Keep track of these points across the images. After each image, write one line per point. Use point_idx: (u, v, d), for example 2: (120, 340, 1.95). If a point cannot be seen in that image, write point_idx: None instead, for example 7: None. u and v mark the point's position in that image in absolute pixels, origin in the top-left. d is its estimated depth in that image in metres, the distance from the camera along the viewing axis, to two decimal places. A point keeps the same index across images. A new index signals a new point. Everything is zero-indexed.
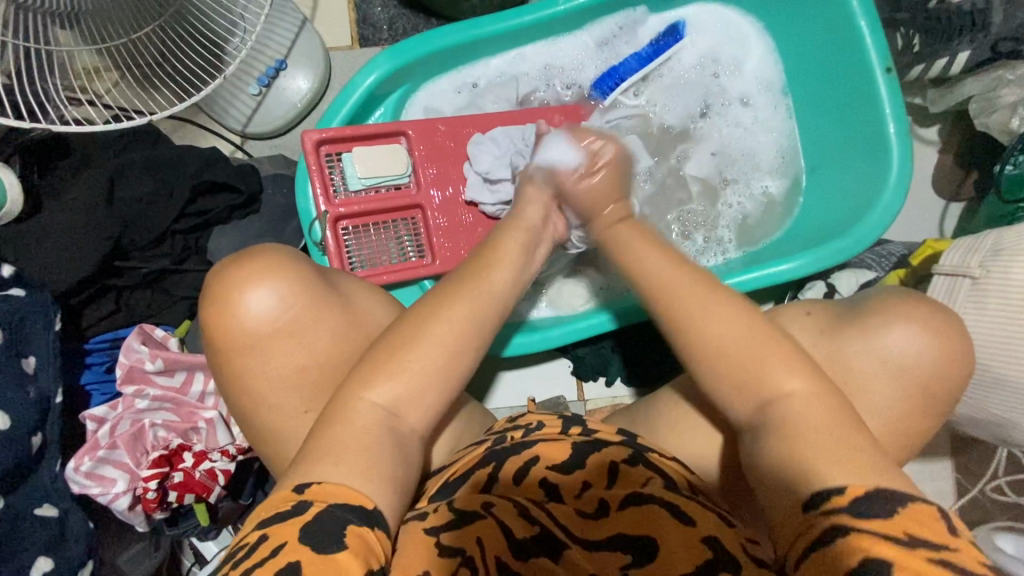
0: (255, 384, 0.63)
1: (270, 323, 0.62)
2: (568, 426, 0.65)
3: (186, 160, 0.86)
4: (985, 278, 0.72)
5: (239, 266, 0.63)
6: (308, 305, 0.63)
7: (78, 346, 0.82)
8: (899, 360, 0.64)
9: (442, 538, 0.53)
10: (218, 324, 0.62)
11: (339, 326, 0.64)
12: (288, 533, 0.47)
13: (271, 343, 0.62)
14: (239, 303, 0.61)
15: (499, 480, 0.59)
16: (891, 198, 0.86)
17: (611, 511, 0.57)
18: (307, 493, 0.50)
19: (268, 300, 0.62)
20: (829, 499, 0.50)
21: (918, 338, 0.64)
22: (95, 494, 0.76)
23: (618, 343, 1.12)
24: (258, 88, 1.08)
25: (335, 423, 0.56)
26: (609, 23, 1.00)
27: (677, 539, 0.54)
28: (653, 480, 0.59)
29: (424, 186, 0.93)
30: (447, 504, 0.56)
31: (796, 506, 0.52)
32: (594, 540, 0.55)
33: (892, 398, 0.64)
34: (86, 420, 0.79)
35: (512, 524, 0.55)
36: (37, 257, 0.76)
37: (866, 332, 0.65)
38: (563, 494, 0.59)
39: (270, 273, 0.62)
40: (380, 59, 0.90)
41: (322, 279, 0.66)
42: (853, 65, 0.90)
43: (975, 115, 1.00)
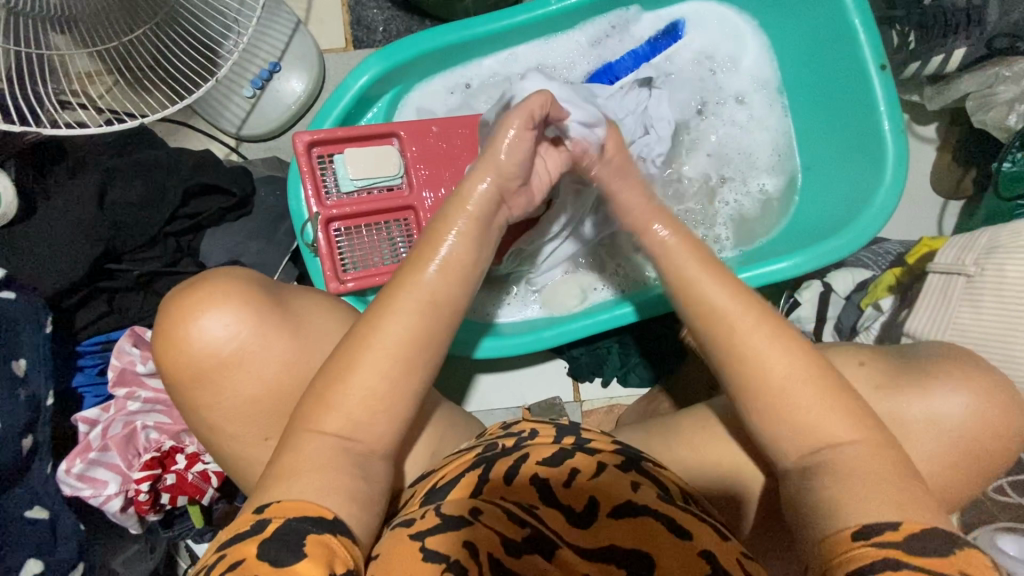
0: (238, 394, 0.62)
1: (217, 350, 0.61)
2: (562, 436, 0.64)
3: (178, 162, 0.86)
4: (980, 276, 0.71)
5: (186, 294, 0.62)
6: (257, 329, 0.61)
7: (70, 349, 0.82)
8: (954, 428, 0.62)
9: (428, 544, 0.53)
10: (168, 355, 0.61)
11: (288, 349, 0.63)
12: (249, 550, 0.47)
13: (221, 373, 0.61)
14: (186, 333, 0.60)
15: (490, 479, 0.60)
16: (886, 196, 0.86)
17: (601, 517, 0.56)
18: (267, 511, 0.50)
19: (216, 327, 0.61)
20: (882, 532, 0.50)
21: (968, 403, 0.62)
22: (87, 497, 0.76)
23: (614, 344, 1.11)
24: (252, 91, 1.08)
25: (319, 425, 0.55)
26: (602, 23, 1.00)
27: (670, 551, 0.53)
28: (643, 486, 0.59)
29: (416, 187, 0.92)
30: (434, 510, 0.56)
31: (841, 534, 0.51)
32: (587, 548, 0.54)
33: (930, 443, 0.62)
34: (79, 422, 0.79)
35: (501, 530, 0.54)
36: (30, 258, 0.76)
37: (924, 392, 0.63)
38: (554, 492, 0.59)
39: (216, 298, 0.61)
40: (371, 60, 0.90)
41: (266, 302, 0.63)
42: (848, 62, 0.89)
43: (972, 112, 0.99)
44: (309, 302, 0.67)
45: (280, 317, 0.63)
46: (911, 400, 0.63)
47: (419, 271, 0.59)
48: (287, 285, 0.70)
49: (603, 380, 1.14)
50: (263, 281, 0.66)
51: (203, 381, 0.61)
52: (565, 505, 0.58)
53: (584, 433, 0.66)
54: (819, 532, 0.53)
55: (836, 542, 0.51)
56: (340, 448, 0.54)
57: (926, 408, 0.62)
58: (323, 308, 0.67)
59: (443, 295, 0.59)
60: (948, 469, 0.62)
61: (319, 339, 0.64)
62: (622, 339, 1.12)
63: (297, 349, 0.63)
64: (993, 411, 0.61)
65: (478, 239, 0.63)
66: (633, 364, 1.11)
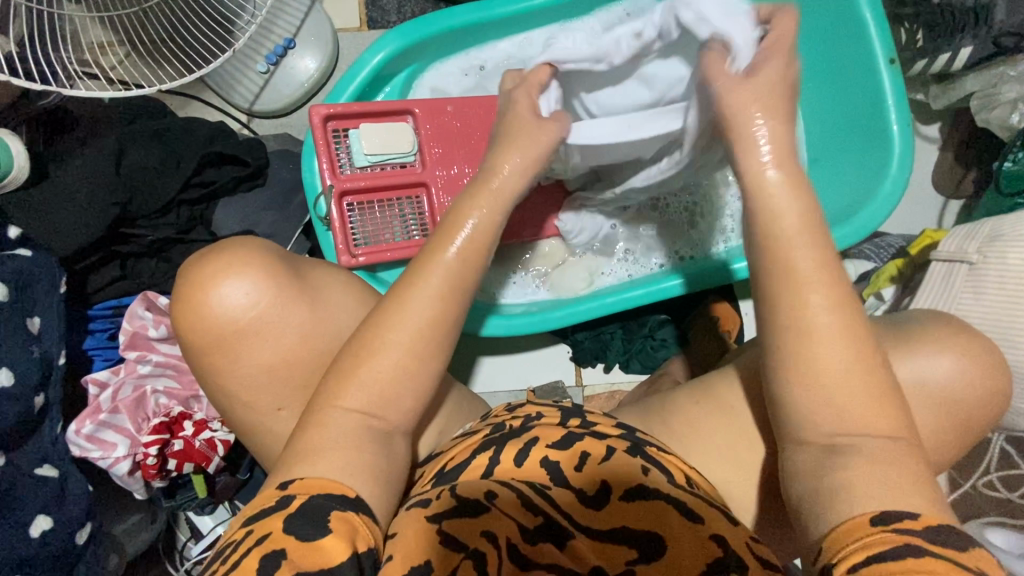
0: (253, 358, 0.62)
1: (236, 318, 0.61)
2: (568, 419, 0.66)
3: (193, 132, 0.87)
4: (983, 263, 0.73)
5: (206, 261, 0.62)
6: (275, 298, 0.62)
7: (82, 312, 0.83)
8: (944, 391, 0.62)
9: (446, 527, 0.52)
10: (186, 322, 0.62)
11: (307, 321, 0.63)
12: (275, 524, 0.48)
13: (239, 340, 0.62)
14: (207, 297, 0.61)
15: (501, 460, 0.61)
16: (890, 188, 0.88)
17: (612, 499, 0.57)
18: (290, 488, 0.51)
19: (234, 294, 0.61)
20: (902, 520, 0.50)
21: (957, 373, 0.62)
22: (95, 458, 0.76)
23: (618, 330, 1.13)
24: (266, 66, 1.08)
25: (339, 387, 0.56)
26: (616, 10, 1.01)
27: (684, 532, 0.54)
28: (652, 470, 0.60)
29: (429, 165, 0.93)
30: (449, 491, 0.56)
31: (857, 521, 0.51)
32: (598, 528, 0.55)
33: (915, 404, 0.61)
34: (89, 384, 0.80)
35: (517, 514, 0.54)
36: (45, 222, 0.76)
37: (914, 356, 0.62)
38: (565, 475, 0.60)
39: (235, 266, 0.61)
40: (389, 37, 0.91)
41: (287, 272, 0.64)
42: (857, 58, 0.91)
43: (977, 110, 1.01)
44: (327, 277, 0.68)
45: (298, 288, 0.64)
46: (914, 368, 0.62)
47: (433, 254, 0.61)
48: (304, 258, 0.70)
49: (605, 365, 1.15)
50: (283, 252, 0.67)
51: (222, 349, 0.62)
52: (577, 488, 0.58)
53: (590, 415, 0.68)
54: (837, 518, 0.53)
55: (852, 530, 0.51)
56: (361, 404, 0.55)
57: (922, 378, 0.62)
58: (337, 281, 0.68)
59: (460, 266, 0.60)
60: (946, 450, 0.64)
61: (338, 312, 0.65)
62: (626, 325, 1.14)
63: (317, 322, 0.64)
64: (993, 394, 0.63)
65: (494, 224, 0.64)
66: (636, 350, 1.13)
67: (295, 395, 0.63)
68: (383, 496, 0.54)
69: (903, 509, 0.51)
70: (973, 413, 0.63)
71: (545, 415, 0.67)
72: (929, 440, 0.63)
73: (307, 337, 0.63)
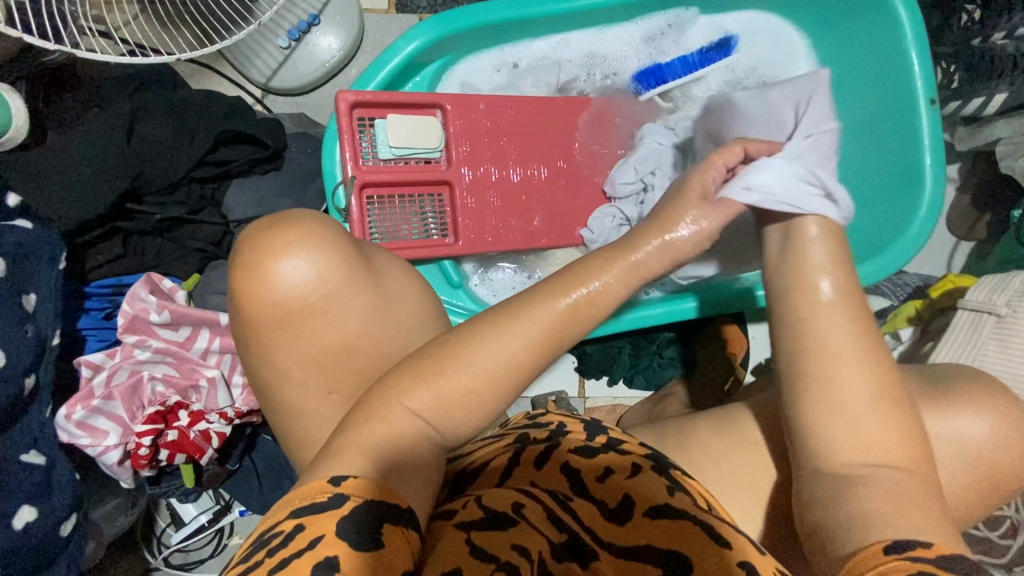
0: (271, 361, 0.59)
1: (305, 293, 0.57)
2: (595, 435, 0.63)
3: (210, 107, 0.82)
4: (1011, 317, 0.73)
5: (276, 229, 0.58)
6: (346, 280, 0.58)
7: (78, 288, 0.78)
8: (972, 444, 0.61)
9: (474, 535, 0.49)
10: (249, 294, 0.57)
11: (369, 307, 0.60)
12: (328, 525, 0.44)
13: (305, 318, 0.58)
14: (274, 270, 0.56)
15: (520, 462, 0.60)
16: (919, 227, 0.87)
17: (636, 516, 0.54)
18: (342, 485, 0.46)
19: (301, 270, 0.57)
20: (912, 549, 0.49)
21: (993, 435, 0.61)
22: (84, 445, 0.73)
23: (626, 344, 1.11)
24: (287, 42, 1.03)
25: (386, 394, 0.53)
26: (658, 20, 0.98)
27: (712, 554, 0.50)
28: (679, 493, 0.56)
29: (455, 163, 0.89)
30: (477, 502, 0.54)
31: (871, 549, 0.50)
32: (623, 544, 0.52)
33: (939, 453, 0.62)
34: (80, 366, 0.75)
35: (545, 530, 0.52)
36: (47, 189, 0.71)
37: (946, 408, 0.62)
38: (586, 485, 0.57)
39: (305, 240, 0.57)
40: (425, 26, 0.87)
41: (354, 251, 0.60)
42: (899, 92, 0.90)
43: (1003, 156, 1.00)
44: (392, 263, 0.64)
45: (367, 273, 0.60)
46: (947, 422, 0.62)
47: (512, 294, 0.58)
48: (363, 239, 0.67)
49: (610, 379, 1.14)
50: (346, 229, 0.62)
51: (286, 324, 0.57)
52: (598, 500, 0.56)
53: (613, 432, 0.64)
54: (847, 546, 0.51)
55: (867, 557, 0.49)
56: (410, 423, 0.52)
57: (955, 433, 0.61)
58: (398, 271, 0.65)
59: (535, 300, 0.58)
60: (967, 503, 0.63)
61: (393, 303, 0.62)
62: (635, 340, 1.12)
63: (380, 309, 0.60)
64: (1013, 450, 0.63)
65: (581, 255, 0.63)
66: (642, 367, 1.12)
67: (311, 399, 0.60)
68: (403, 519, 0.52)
69: (917, 536, 0.50)
70: (996, 469, 0.62)
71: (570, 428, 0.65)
72: (949, 492, 0.62)
73: (371, 324, 0.60)
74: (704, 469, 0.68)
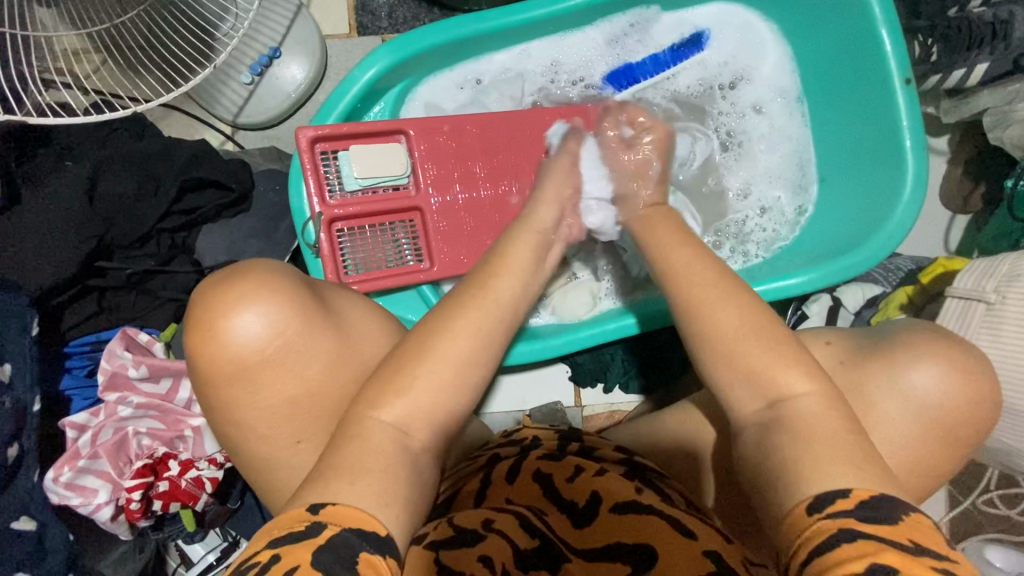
0: (248, 420, 0.59)
1: (259, 348, 0.58)
2: (567, 443, 0.67)
3: (173, 155, 0.82)
4: (1001, 304, 0.70)
5: (227, 284, 0.58)
6: (301, 328, 0.59)
7: (57, 350, 0.78)
8: (921, 401, 0.64)
9: (443, 557, 0.49)
10: (203, 352, 0.58)
11: (330, 351, 0.60)
12: (301, 555, 0.43)
13: (262, 372, 0.58)
14: (225, 327, 0.57)
15: (491, 482, 0.61)
16: (903, 213, 0.84)
17: (602, 513, 0.57)
18: (320, 513, 0.46)
19: (255, 323, 0.58)
20: (834, 503, 0.49)
21: (939, 382, 0.63)
22: (75, 505, 0.73)
23: (618, 350, 1.10)
24: (250, 77, 1.03)
25: (360, 408, 0.55)
26: (620, 21, 0.96)
27: (677, 553, 0.52)
28: (645, 491, 0.59)
29: (423, 187, 0.88)
30: (447, 522, 0.54)
31: (796, 512, 0.50)
32: (590, 546, 0.54)
33: (899, 420, 0.64)
34: (66, 427, 0.75)
35: (514, 538, 0.52)
36: (15, 258, 0.71)
37: (894, 368, 0.64)
38: (557, 487, 0.60)
39: (255, 294, 0.58)
40: (381, 52, 0.86)
41: (308, 296, 0.61)
42: (872, 73, 0.87)
43: (990, 128, 0.97)
44: (351, 304, 0.65)
45: (323, 316, 0.61)
46: (891, 377, 0.64)
47: (475, 331, 0.59)
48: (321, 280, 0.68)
49: (605, 386, 1.12)
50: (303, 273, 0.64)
51: (242, 378, 0.58)
52: (569, 502, 0.58)
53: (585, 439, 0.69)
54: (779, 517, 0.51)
55: (795, 520, 0.49)
56: (382, 433, 0.53)
57: (904, 387, 0.64)
58: (360, 312, 0.65)
59: (491, 330, 0.61)
60: (936, 468, 0.65)
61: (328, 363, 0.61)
62: (627, 345, 1.10)
63: (341, 353, 0.61)
64: (977, 416, 0.64)
65: (516, 273, 0.66)
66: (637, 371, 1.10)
67: (291, 454, 0.60)
68: None
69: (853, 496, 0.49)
70: (961, 443, 0.65)
71: (543, 441, 0.68)
72: (913, 468, 0.65)
73: (333, 368, 0.60)
74: None
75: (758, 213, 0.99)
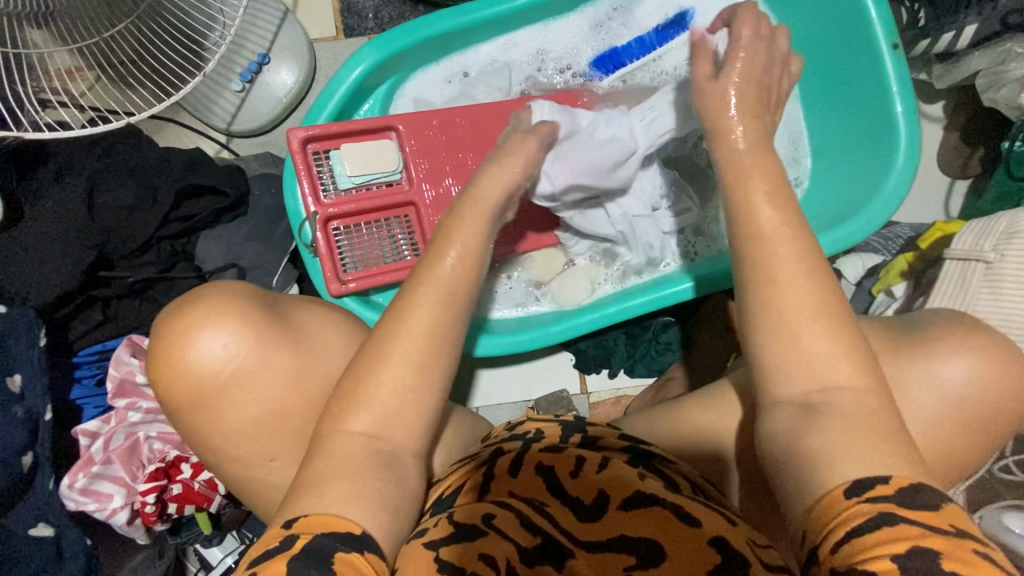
0: (251, 417, 0.60)
1: (218, 372, 0.59)
2: (568, 436, 0.64)
3: (168, 163, 0.83)
4: (999, 263, 0.70)
5: (180, 312, 0.59)
6: (256, 348, 0.59)
7: (66, 360, 0.80)
8: (954, 392, 0.63)
9: (444, 554, 0.50)
10: (165, 381, 0.60)
11: (289, 368, 0.61)
12: (279, 566, 0.46)
13: (225, 395, 0.59)
14: (182, 356, 0.58)
15: (495, 475, 0.60)
16: (897, 180, 0.83)
17: (609, 509, 0.55)
18: (294, 527, 0.49)
19: (213, 346, 0.58)
20: (872, 488, 0.47)
21: (972, 375, 0.63)
22: (92, 511, 0.74)
23: (620, 335, 1.10)
24: (241, 85, 1.04)
25: (355, 400, 0.56)
26: (603, 6, 0.97)
27: (681, 547, 0.51)
28: (650, 479, 0.58)
29: (416, 181, 0.89)
30: (447, 518, 0.55)
31: (832, 494, 0.48)
32: (596, 539, 0.53)
33: (930, 411, 0.63)
34: (79, 435, 0.78)
35: (515, 535, 0.52)
36: (20, 271, 0.73)
37: (929, 360, 0.64)
38: (561, 482, 0.58)
39: (208, 319, 0.59)
40: (366, 50, 0.87)
41: (263, 316, 0.61)
42: (858, 42, 0.87)
43: (983, 89, 0.97)
44: (312, 317, 0.65)
45: (280, 334, 0.61)
46: (933, 376, 0.63)
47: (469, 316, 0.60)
48: (286, 295, 0.68)
49: (610, 371, 1.13)
50: (260, 293, 0.64)
51: (207, 402, 0.59)
52: (575, 497, 0.57)
53: (592, 429, 0.65)
54: (807, 495, 0.50)
55: (832, 501, 0.48)
56: (351, 443, 0.55)
57: (938, 383, 0.63)
58: (323, 324, 0.65)
59: None
60: (946, 437, 0.63)
61: (325, 354, 0.63)
62: (629, 330, 1.11)
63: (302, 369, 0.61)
64: (979, 378, 0.63)
65: None
66: (640, 355, 1.10)
67: (295, 447, 0.61)
68: (388, 534, 0.53)
69: (875, 472, 0.48)
70: (976, 409, 0.63)
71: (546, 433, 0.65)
72: (921, 438, 0.63)
73: (294, 384, 0.61)
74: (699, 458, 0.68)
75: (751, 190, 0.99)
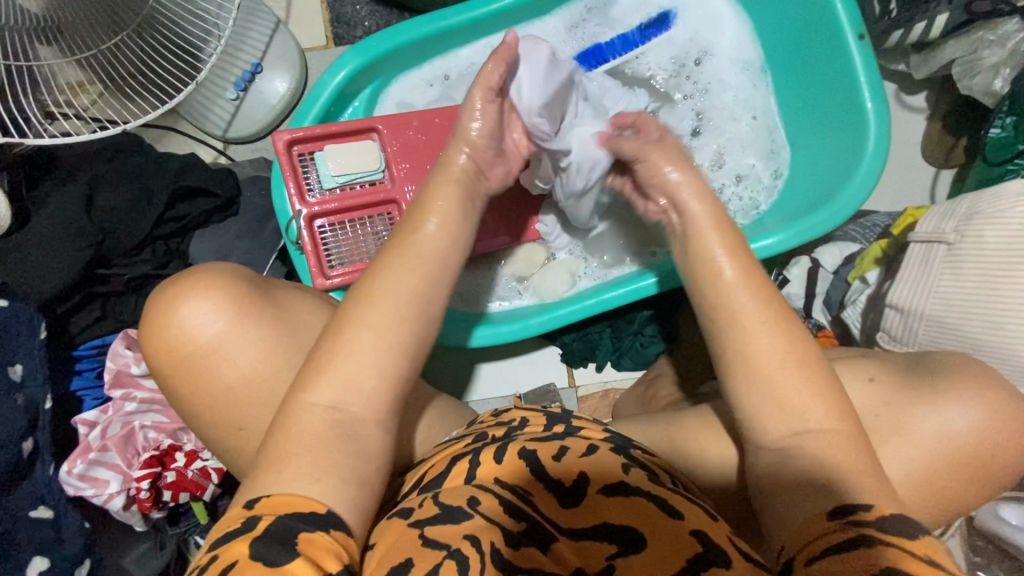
0: (228, 400, 0.64)
1: (199, 339, 0.62)
2: (552, 425, 0.62)
3: (163, 167, 0.88)
4: (960, 243, 0.77)
5: (175, 282, 0.64)
6: (238, 318, 0.63)
7: (67, 353, 0.85)
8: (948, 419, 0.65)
9: (428, 533, 0.50)
10: (152, 344, 0.64)
11: (266, 337, 0.64)
12: (243, 548, 0.46)
13: (202, 363, 0.63)
14: (170, 319, 0.62)
15: (480, 462, 0.57)
16: (868, 165, 0.84)
17: (590, 491, 0.55)
18: (256, 508, 0.49)
19: (200, 316, 0.62)
20: (855, 513, 0.50)
21: (973, 412, 0.65)
22: (90, 496, 0.79)
23: (605, 328, 1.12)
24: (235, 93, 1.08)
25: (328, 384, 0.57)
26: (578, 8, 1.01)
27: (664, 532, 0.51)
28: (635, 468, 0.57)
29: (398, 180, 0.92)
30: (432, 499, 0.54)
31: (817, 517, 0.51)
32: (579, 527, 0.53)
33: (914, 418, 0.65)
34: (78, 424, 0.83)
35: (502, 520, 0.51)
36: (23, 268, 0.78)
37: (934, 402, 0.65)
38: (544, 468, 0.56)
39: (200, 289, 0.63)
40: (348, 56, 0.91)
41: (250, 290, 0.65)
42: (825, 35, 0.89)
43: (959, 78, 0.98)
44: (295, 297, 0.69)
45: (262, 307, 0.65)
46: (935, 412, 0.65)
47: None
48: (275, 279, 0.72)
49: (597, 364, 1.14)
50: (251, 273, 0.68)
51: (185, 368, 0.63)
52: (555, 480, 0.56)
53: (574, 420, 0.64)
54: (799, 513, 0.53)
55: (814, 522, 0.51)
56: (320, 415, 0.53)
57: (934, 409, 0.65)
58: (304, 303, 0.69)
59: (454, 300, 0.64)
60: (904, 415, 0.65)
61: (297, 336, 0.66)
62: (613, 323, 1.12)
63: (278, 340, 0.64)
64: (968, 402, 0.64)
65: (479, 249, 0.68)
66: (626, 348, 1.12)
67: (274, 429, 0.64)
68: None
69: (862, 500, 0.51)
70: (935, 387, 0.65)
71: (529, 420, 0.65)
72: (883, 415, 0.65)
73: (270, 355, 0.64)
74: (670, 440, 0.70)
75: (733, 181, 1.00)
